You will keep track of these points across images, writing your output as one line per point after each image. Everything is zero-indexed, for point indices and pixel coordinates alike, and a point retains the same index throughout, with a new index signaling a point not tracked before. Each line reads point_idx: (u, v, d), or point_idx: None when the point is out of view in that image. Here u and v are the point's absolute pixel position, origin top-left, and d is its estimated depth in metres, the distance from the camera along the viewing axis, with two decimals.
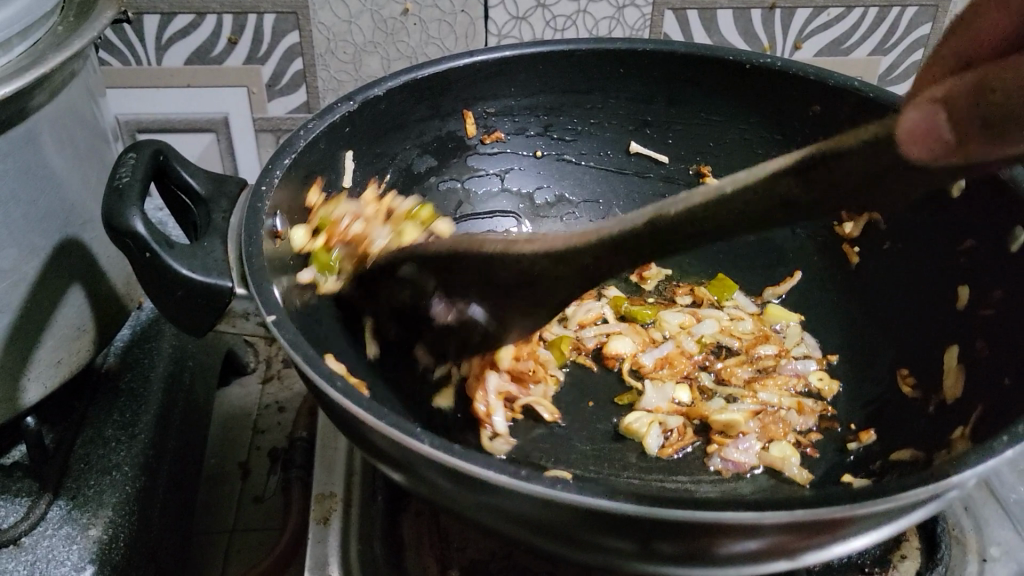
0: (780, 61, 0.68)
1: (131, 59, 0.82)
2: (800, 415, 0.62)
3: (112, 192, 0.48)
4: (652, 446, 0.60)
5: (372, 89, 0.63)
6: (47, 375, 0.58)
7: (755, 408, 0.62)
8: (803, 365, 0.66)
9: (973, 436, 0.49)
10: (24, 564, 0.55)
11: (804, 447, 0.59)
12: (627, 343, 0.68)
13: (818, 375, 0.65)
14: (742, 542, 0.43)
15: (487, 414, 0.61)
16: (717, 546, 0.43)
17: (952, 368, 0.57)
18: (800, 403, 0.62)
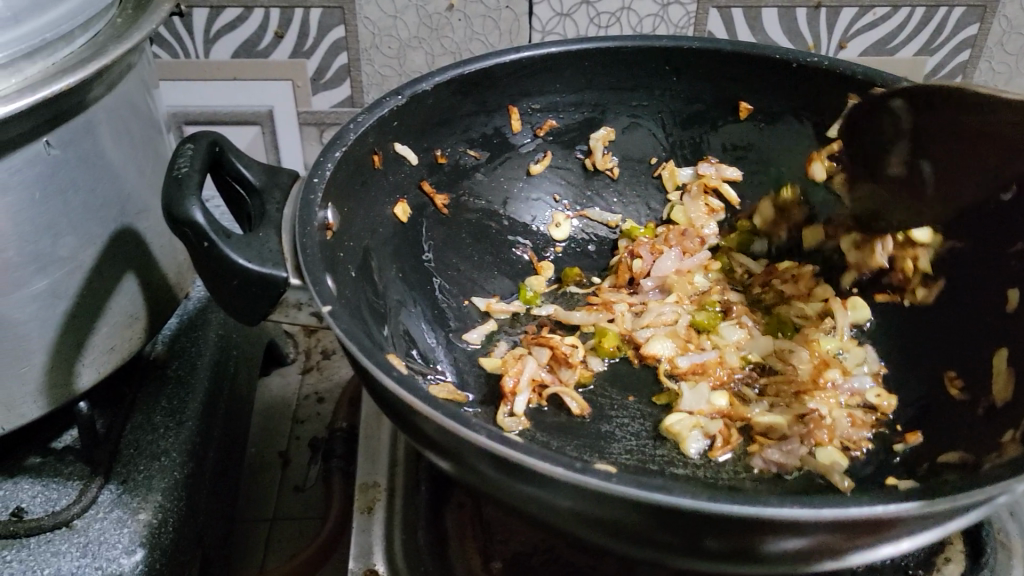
0: (828, 59, 0.67)
1: (180, 52, 0.84)
2: (850, 425, 0.60)
3: (171, 182, 0.49)
4: (691, 450, 0.60)
5: (419, 84, 0.63)
6: (101, 361, 0.60)
7: (801, 414, 0.61)
8: (860, 383, 0.64)
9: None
10: (77, 546, 0.56)
11: (853, 450, 0.59)
12: (667, 346, 0.68)
13: (875, 393, 0.63)
14: (788, 540, 0.43)
15: (512, 391, 0.62)
16: (765, 543, 0.43)
17: (1002, 371, 0.56)
18: (850, 414, 0.61)
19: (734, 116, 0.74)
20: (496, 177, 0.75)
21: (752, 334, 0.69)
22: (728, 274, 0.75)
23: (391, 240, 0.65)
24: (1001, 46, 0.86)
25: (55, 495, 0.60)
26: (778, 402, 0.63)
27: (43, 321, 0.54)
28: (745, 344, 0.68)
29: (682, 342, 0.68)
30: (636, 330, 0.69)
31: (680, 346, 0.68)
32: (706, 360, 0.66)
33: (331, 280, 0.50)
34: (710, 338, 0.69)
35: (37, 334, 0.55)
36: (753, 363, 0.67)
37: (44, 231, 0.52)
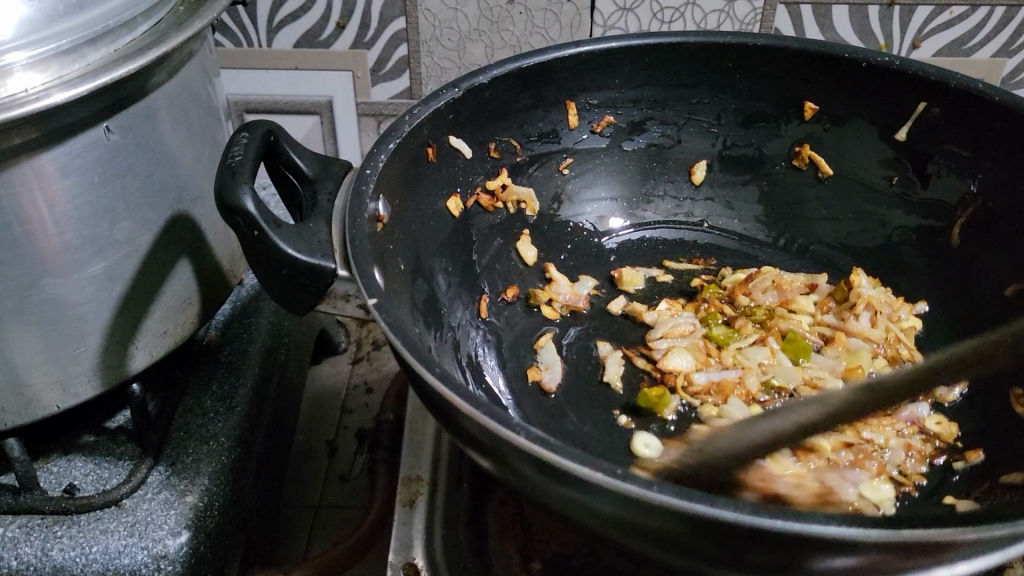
0: (900, 59, 0.65)
1: (243, 41, 0.84)
2: (908, 458, 0.58)
3: (224, 169, 0.49)
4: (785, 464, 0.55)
5: (477, 76, 0.63)
6: (154, 345, 0.61)
7: (849, 440, 0.58)
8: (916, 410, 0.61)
9: None
10: (125, 525, 0.57)
11: (906, 488, 0.56)
12: (687, 359, 0.65)
13: (936, 420, 0.60)
14: (836, 558, 0.42)
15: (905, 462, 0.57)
16: (811, 560, 0.42)
17: None
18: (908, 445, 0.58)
19: (799, 117, 0.72)
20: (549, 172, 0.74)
21: (779, 353, 0.66)
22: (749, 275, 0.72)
23: (441, 235, 0.64)
24: None
25: (106, 474, 0.61)
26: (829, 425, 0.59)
27: (100, 302, 0.55)
28: (771, 364, 0.65)
29: (702, 358, 0.65)
30: (653, 341, 0.67)
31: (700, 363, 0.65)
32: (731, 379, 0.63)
33: (379, 273, 0.50)
34: (733, 353, 0.66)
35: (93, 315, 0.55)
36: (778, 385, 0.63)
37: (102, 215, 0.53)
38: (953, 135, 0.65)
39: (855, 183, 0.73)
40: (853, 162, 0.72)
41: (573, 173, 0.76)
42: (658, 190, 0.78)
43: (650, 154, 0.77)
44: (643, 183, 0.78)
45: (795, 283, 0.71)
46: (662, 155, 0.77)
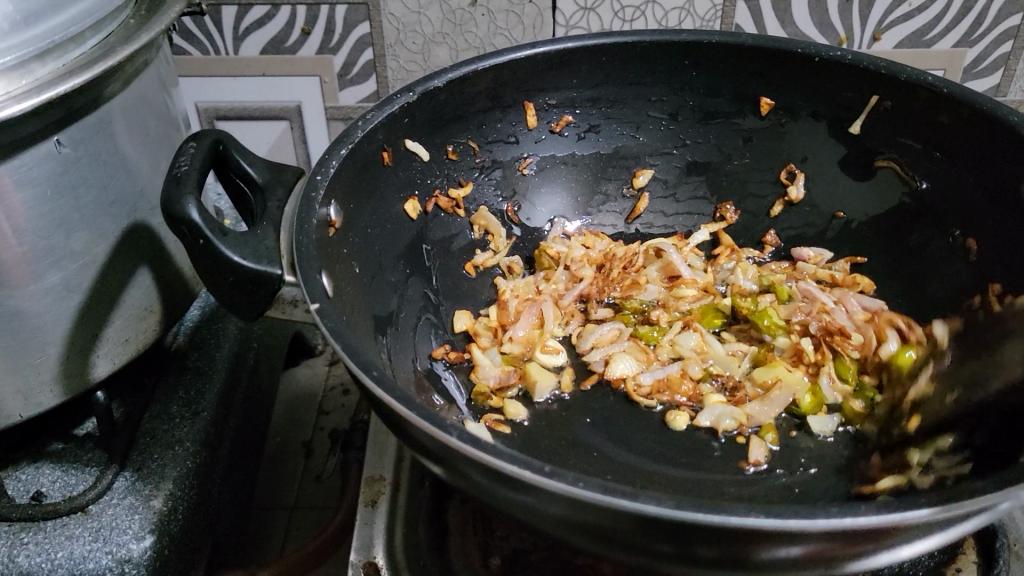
0: (851, 53, 0.66)
1: (209, 48, 0.85)
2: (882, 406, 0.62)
3: (170, 180, 0.50)
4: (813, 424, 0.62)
5: (432, 81, 0.63)
6: (116, 353, 0.62)
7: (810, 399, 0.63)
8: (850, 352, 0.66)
9: None
10: (90, 530, 0.58)
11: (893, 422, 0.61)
12: (630, 364, 0.66)
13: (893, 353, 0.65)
14: (774, 548, 0.43)
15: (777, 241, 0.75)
16: (750, 551, 0.43)
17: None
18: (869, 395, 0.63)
19: (756, 113, 0.72)
20: (510, 173, 0.75)
21: (707, 336, 0.69)
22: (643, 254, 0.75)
23: (398, 236, 0.65)
24: None
25: (74, 481, 0.62)
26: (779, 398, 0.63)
27: (58, 313, 0.56)
28: (705, 350, 0.68)
29: (642, 356, 0.67)
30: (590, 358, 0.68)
31: (643, 359, 0.67)
32: (676, 373, 0.65)
33: (327, 278, 0.51)
34: (669, 346, 0.68)
35: (54, 324, 0.56)
36: (717, 373, 0.66)
37: (57, 227, 0.54)
38: (905, 125, 0.66)
39: (813, 176, 0.73)
40: (813, 153, 0.73)
41: (533, 173, 0.76)
42: (614, 191, 0.78)
43: (605, 157, 0.77)
44: (598, 185, 0.78)
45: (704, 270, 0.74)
46: (614, 158, 0.77)
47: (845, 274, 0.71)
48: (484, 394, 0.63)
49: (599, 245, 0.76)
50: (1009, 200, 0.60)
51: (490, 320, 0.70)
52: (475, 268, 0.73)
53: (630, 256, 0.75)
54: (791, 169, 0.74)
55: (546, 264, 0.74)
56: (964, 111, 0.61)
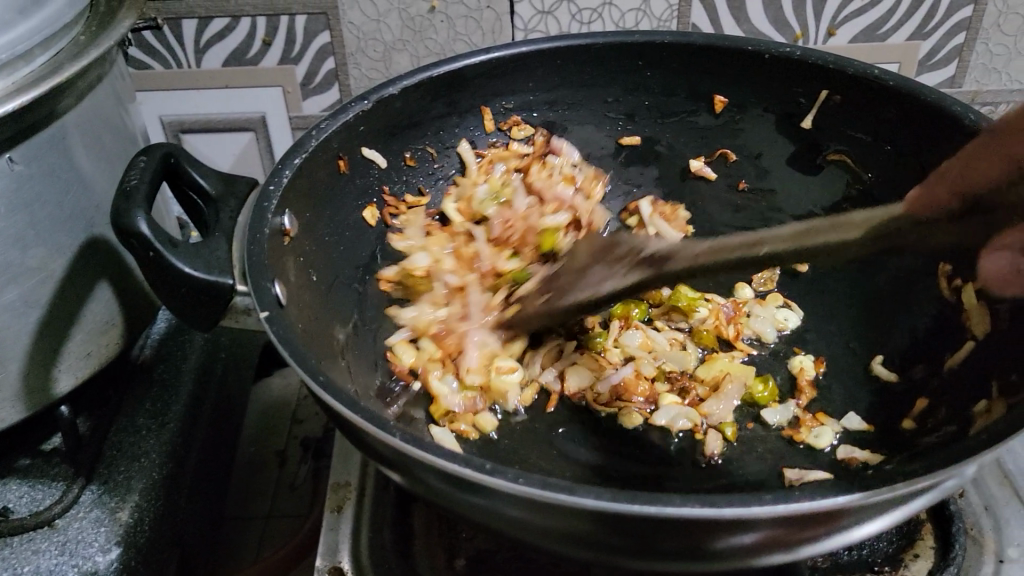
0: (800, 48, 0.67)
1: (171, 62, 0.86)
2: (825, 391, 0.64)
3: (119, 195, 0.51)
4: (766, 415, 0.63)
5: (386, 88, 0.64)
6: (78, 367, 0.62)
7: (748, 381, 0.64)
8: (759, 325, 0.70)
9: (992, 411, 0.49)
10: (56, 545, 0.58)
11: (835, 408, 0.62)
12: (584, 375, 0.66)
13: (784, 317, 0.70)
14: (724, 538, 0.43)
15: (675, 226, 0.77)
16: (700, 541, 0.44)
17: (976, 307, 0.58)
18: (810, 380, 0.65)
19: (711, 110, 0.73)
20: (470, 177, 0.76)
21: (649, 332, 0.69)
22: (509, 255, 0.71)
23: (357, 243, 0.66)
24: (999, 27, 0.83)
25: (40, 496, 0.62)
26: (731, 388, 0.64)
27: (17, 330, 0.57)
28: (651, 347, 0.68)
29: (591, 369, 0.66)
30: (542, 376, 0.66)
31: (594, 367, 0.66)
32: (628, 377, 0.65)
33: (280, 286, 0.52)
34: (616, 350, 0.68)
35: (13, 341, 0.57)
36: (669, 372, 0.66)
37: (12, 244, 0.54)
38: (855, 117, 0.67)
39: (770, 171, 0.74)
40: (768, 149, 0.74)
41: None
42: None
43: None
44: None
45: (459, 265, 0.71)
46: None
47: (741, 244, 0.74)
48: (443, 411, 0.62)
49: (449, 245, 0.71)
50: None
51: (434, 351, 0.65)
52: (390, 285, 0.68)
53: (474, 257, 0.71)
54: (598, 176, 0.77)
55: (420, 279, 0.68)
56: (910, 103, 0.62)
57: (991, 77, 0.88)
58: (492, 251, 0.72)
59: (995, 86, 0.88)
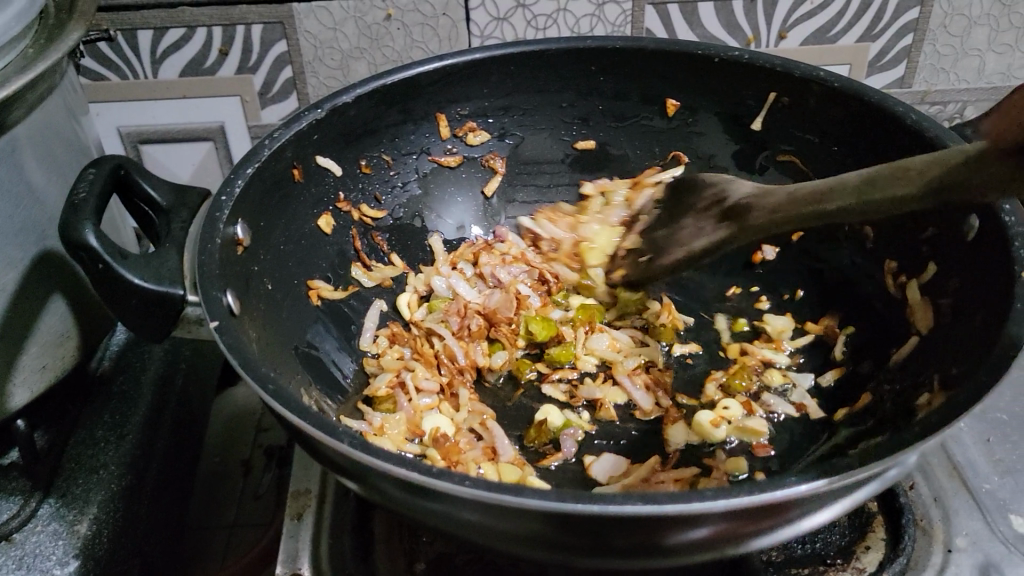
0: (747, 52, 0.68)
1: (127, 72, 0.85)
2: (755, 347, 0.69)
3: (67, 208, 0.50)
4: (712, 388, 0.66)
5: (339, 97, 0.64)
6: (33, 380, 0.62)
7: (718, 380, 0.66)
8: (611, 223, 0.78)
9: (933, 404, 0.50)
10: (13, 559, 0.58)
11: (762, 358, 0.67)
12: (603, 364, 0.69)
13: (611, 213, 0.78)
14: (684, 532, 0.44)
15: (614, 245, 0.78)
16: (659, 536, 0.45)
17: (917, 302, 0.59)
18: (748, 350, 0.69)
19: (663, 114, 0.74)
20: (428, 184, 0.77)
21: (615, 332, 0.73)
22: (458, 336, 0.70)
23: (312, 250, 0.66)
24: (944, 29, 0.85)
25: None
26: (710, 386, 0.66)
27: None
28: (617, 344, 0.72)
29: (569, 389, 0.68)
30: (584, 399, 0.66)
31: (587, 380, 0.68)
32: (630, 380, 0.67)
33: (232, 296, 0.52)
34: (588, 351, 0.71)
35: None
36: (650, 361, 0.69)
37: None
38: (802, 118, 0.68)
39: (723, 172, 0.76)
40: (720, 151, 0.75)
41: (450, 183, 0.78)
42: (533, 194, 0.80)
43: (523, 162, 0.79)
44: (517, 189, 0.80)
45: (431, 355, 0.68)
46: (526, 164, 0.79)
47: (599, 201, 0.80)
48: (548, 434, 0.62)
49: (406, 352, 0.68)
50: None
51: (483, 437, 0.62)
52: (317, 294, 0.66)
53: (449, 353, 0.68)
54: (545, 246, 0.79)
55: (385, 398, 0.63)
56: (854, 104, 0.63)
57: (940, 77, 0.89)
58: (465, 343, 0.70)
59: (944, 86, 0.90)
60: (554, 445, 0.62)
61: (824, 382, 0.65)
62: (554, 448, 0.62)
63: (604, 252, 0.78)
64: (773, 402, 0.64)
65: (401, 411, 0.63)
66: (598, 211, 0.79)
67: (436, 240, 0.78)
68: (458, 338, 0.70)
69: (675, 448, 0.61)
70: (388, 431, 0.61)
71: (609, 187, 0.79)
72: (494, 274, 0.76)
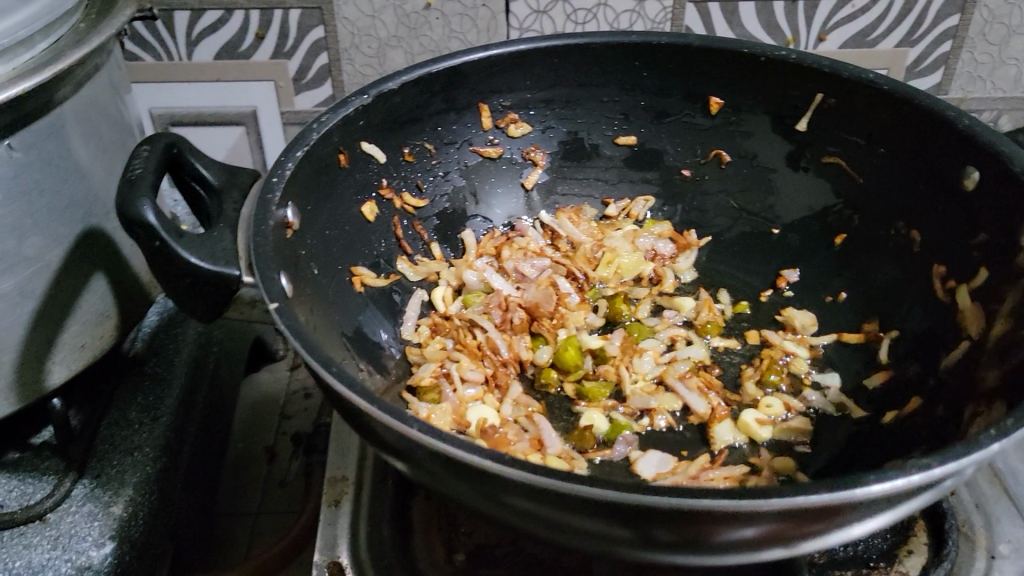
0: (794, 51, 0.67)
1: (162, 53, 0.85)
2: (790, 343, 0.69)
3: (124, 183, 0.50)
4: (750, 384, 0.66)
5: (385, 83, 0.64)
6: (72, 359, 0.61)
7: (753, 376, 0.67)
8: (651, 241, 0.78)
9: (991, 409, 0.49)
10: (48, 539, 0.58)
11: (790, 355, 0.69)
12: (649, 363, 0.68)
13: (653, 236, 0.78)
14: (739, 529, 0.43)
15: (653, 250, 0.78)
16: (714, 533, 0.43)
17: (970, 308, 0.58)
18: (781, 346, 0.69)
19: (705, 111, 0.74)
20: (468, 173, 0.76)
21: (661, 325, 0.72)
22: (499, 328, 0.69)
23: (354, 238, 0.66)
24: (984, 37, 0.85)
25: (31, 489, 0.61)
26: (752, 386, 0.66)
27: (13, 319, 0.56)
28: (661, 338, 0.71)
29: (619, 400, 0.66)
30: (631, 398, 0.66)
31: (638, 389, 0.66)
32: (682, 382, 0.66)
33: (286, 279, 0.51)
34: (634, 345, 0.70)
35: (8, 331, 0.56)
36: (698, 361, 0.69)
37: (9, 232, 0.54)
38: (848, 119, 0.68)
39: (764, 171, 0.75)
40: (762, 150, 0.74)
41: (489, 175, 0.77)
42: (569, 187, 0.80)
43: (565, 151, 0.78)
44: (554, 181, 0.80)
45: (474, 345, 0.67)
46: (568, 155, 0.78)
47: (622, 214, 0.80)
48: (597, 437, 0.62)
49: (449, 342, 0.68)
50: (947, 192, 0.61)
51: (533, 432, 0.61)
52: (360, 280, 0.65)
53: (492, 345, 0.68)
54: (572, 242, 0.78)
55: (430, 387, 0.63)
56: (905, 107, 0.62)
57: (976, 84, 0.89)
58: (507, 336, 0.69)
59: (981, 94, 0.90)
60: (602, 444, 0.62)
61: (871, 385, 0.65)
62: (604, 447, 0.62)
63: (622, 271, 0.76)
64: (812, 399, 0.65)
65: (446, 402, 0.62)
66: (627, 232, 0.79)
67: (471, 234, 0.77)
68: (500, 331, 0.69)
69: (722, 445, 0.62)
70: (435, 421, 0.60)
71: (632, 209, 0.80)
72: (517, 268, 0.75)
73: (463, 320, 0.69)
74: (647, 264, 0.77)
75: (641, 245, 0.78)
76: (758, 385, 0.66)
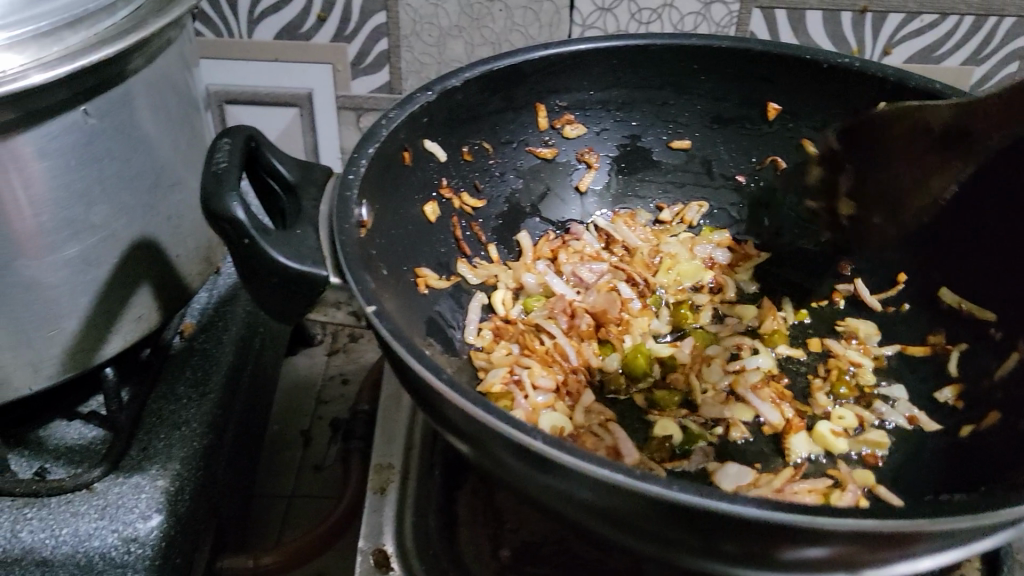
0: (859, 60, 0.66)
1: (223, 31, 0.85)
2: (856, 354, 0.69)
3: (212, 177, 0.50)
4: (822, 397, 0.65)
5: (450, 80, 0.63)
6: (130, 330, 0.62)
7: (822, 386, 0.66)
8: (711, 250, 0.78)
9: None
10: (96, 508, 0.57)
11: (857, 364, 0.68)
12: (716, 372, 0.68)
13: (707, 243, 0.78)
14: (808, 548, 0.40)
15: (710, 258, 0.77)
16: (781, 550, 0.41)
17: None
18: (847, 355, 0.68)
19: (764, 118, 0.73)
20: (526, 173, 0.76)
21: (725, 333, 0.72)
22: (564, 334, 0.69)
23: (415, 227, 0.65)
24: None
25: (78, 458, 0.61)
26: (824, 398, 0.65)
27: (73, 285, 0.56)
28: (725, 345, 0.70)
29: (690, 409, 0.65)
30: (704, 407, 0.65)
31: (709, 399, 0.66)
32: (753, 393, 0.65)
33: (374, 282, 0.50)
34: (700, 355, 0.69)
35: (66, 297, 0.56)
36: (769, 371, 0.68)
37: (77, 198, 0.53)
38: None
39: None
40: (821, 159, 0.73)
41: (551, 173, 0.77)
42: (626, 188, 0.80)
43: (630, 152, 0.78)
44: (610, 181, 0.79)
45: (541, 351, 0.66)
46: (626, 155, 0.78)
47: (676, 219, 0.79)
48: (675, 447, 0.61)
49: (515, 347, 0.67)
50: None
51: (610, 439, 0.60)
52: (424, 283, 0.63)
53: (561, 351, 0.67)
54: (626, 250, 0.77)
55: (501, 394, 0.62)
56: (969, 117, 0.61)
57: None
58: (574, 342, 0.69)
59: None
60: (678, 453, 0.61)
61: (942, 398, 0.64)
62: (680, 458, 0.61)
63: (682, 278, 0.76)
64: (883, 411, 0.64)
65: (520, 408, 0.61)
66: (684, 238, 0.78)
67: (528, 236, 0.76)
68: (567, 336, 0.69)
69: (799, 458, 0.61)
70: None
71: (686, 213, 0.79)
72: (575, 273, 0.74)
73: (528, 325, 0.69)
74: (707, 271, 0.76)
75: (698, 254, 0.78)
76: (828, 396, 0.66)
